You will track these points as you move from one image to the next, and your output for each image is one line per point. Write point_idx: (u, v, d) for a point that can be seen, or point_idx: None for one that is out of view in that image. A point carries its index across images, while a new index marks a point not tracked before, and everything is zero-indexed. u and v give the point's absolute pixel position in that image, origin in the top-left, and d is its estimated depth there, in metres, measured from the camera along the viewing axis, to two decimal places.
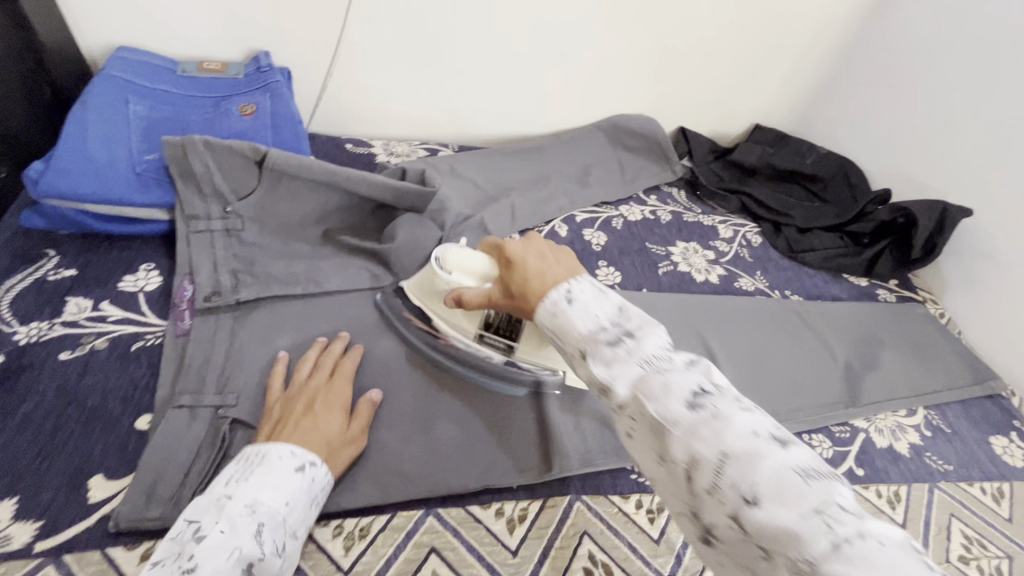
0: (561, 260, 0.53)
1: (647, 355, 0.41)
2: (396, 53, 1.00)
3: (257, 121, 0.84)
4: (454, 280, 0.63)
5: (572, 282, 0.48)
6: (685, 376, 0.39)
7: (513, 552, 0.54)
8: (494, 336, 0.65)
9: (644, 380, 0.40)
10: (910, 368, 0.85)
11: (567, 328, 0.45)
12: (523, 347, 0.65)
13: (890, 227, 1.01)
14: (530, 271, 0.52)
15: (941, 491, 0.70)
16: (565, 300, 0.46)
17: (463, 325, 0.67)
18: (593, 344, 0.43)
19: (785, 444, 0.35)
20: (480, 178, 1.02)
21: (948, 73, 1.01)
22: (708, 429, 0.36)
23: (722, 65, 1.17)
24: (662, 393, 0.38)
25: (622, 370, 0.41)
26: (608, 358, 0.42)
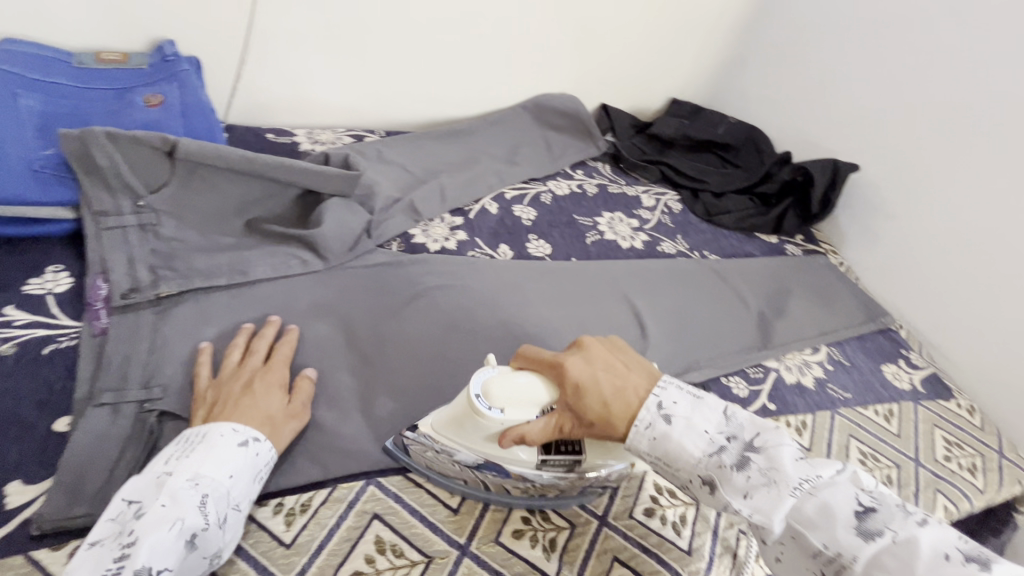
0: (629, 366, 0.55)
1: (786, 476, 0.46)
2: (313, 39, 0.98)
3: (166, 111, 0.82)
4: (509, 418, 0.52)
5: (661, 392, 0.52)
6: (841, 492, 0.45)
7: (454, 510, 0.57)
8: (557, 457, 0.55)
9: (798, 509, 0.45)
10: (814, 311, 0.94)
11: (680, 452, 0.50)
12: (591, 457, 0.55)
13: (793, 185, 1.12)
14: (608, 394, 0.52)
15: (842, 416, 0.79)
16: (664, 421, 0.51)
17: (520, 457, 0.54)
18: (720, 472, 0.48)
19: (986, 566, 0.39)
20: (408, 162, 1.02)
21: (833, 44, 1.11)
22: (893, 557, 0.41)
23: (637, 44, 1.22)
24: (825, 520, 0.44)
25: (766, 500, 0.46)
26: (744, 487, 0.47)
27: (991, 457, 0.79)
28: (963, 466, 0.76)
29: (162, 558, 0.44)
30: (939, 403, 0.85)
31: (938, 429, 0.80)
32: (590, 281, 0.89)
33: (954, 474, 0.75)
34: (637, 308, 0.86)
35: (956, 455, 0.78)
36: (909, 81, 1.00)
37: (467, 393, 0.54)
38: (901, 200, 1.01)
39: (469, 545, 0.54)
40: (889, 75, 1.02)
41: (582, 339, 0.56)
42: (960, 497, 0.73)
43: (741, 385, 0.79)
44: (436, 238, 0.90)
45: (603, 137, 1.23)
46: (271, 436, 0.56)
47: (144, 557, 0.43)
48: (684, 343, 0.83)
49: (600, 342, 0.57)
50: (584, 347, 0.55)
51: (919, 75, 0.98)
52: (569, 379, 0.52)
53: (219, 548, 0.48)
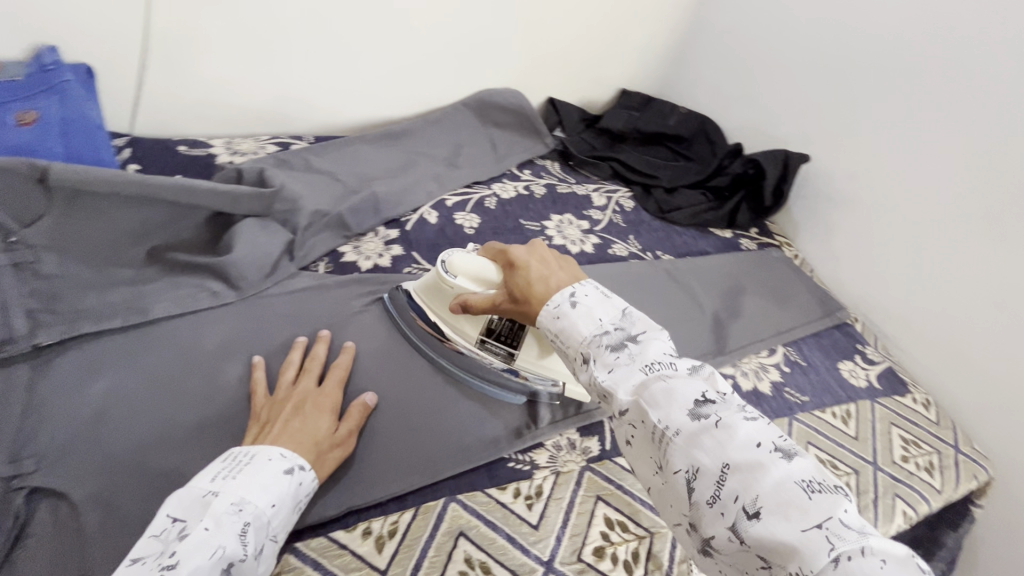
0: (563, 266, 0.58)
1: (648, 360, 0.47)
2: (221, 38, 0.88)
3: (42, 129, 0.71)
4: (458, 284, 0.66)
5: (575, 286, 0.54)
6: (690, 385, 0.44)
7: (382, 573, 0.51)
8: (495, 343, 0.68)
9: (647, 387, 0.45)
10: (769, 310, 0.91)
11: (571, 332, 0.51)
12: (523, 355, 0.67)
13: (745, 178, 1.08)
14: (534, 278, 0.57)
15: (800, 423, 0.76)
16: (569, 303, 0.52)
17: (466, 331, 0.69)
18: (595, 349, 0.49)
19: (788, 457, 0.40)
20: (338, 170, 0.94)
21: (782, 29, 1.08)
22: (713, 440, 0.41)
23: (583, 33, 1.16)
24: (665, 400, 0.44)
25: (625, 376, 0.46)
26: (610, 363, 0.47)
27: (948, 453, 0.78)
28: (921, 466, 0.75)
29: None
30: (895, 399, 0.83)
31: (896, 428, 0.79)
32: None
33: (911, 476, 0.73)
34: None
35: (914, 454, 0.76)
36: (859, 66, 0.96)
37: (437, 263, 0.68)
38: (853, 188, 0.99)
39: None
40: (838, 60, 0.99)
41: (532, 242, 0.63)
42: (919, 500, 0.71)
43: None
44: (367, 255, 0.83)
45: (551, 134, 1.17)
46: (313, 465, 0.54)
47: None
48: None
49: (551, 248, 0.62)
50: (531, 245, 0.63)
51: (869, 59, 0.95)
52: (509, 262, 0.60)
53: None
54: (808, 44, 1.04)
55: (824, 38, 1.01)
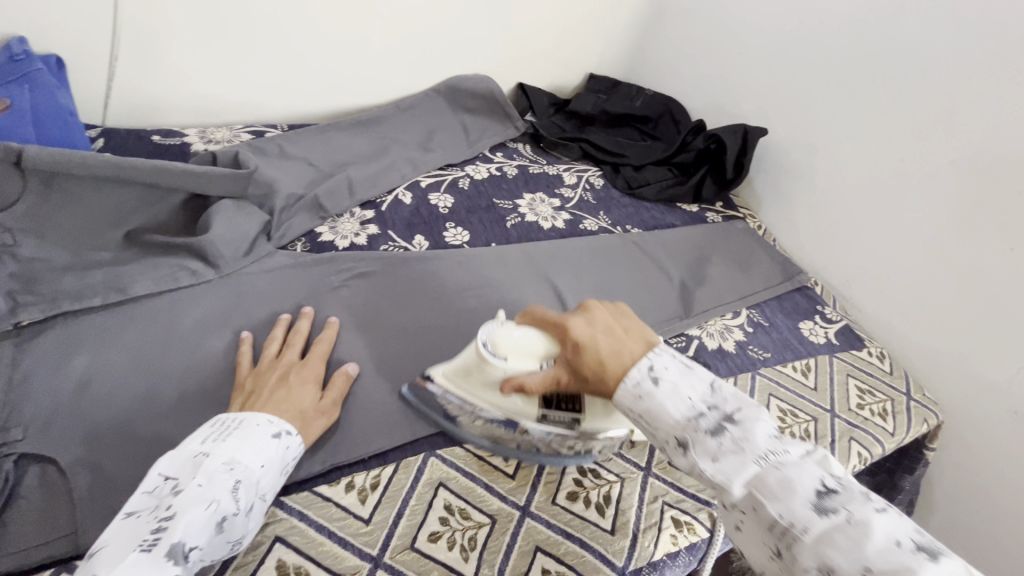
0: (629, 333, 0.56)
1: (755, 448, 0.46)
2: (190, 27, 0.89)
3: (13, 117, 0.72)
4: (510, 365, 0.56)
5: (651, 358, 0.53)
6: (807, 474, 0.43)
7: (365, 521, 0.54)
8: (558, 413, 0.58)
9: (762, 479, 0.44)
10: (733, 276, 0.95)
11: (659, 415, 0.50)
12: (590, 418, 0.58)
13: (708, 154, 1.13)
14: (603, 353, 0.53)
15: (763, 377, 0.80)
16: (651, 381, 0.51)
17: (522, 409, 0.58)
18: (694, 434, 0.48)
19: (931, 556, 0.38)
20: (313, 156, 0.96)
21: (738, 11, 1.12)
22: (844, 536, 0.40)
23: (549, 19, 1.20)
24: (785, 492, 0.42)
25: (733, 465, 0.45)
26: (713, 451, 0.46)
27: (900, 400, 0.83)
28: (875, 412, 0.80)
29: (195, 534, 0.43)
30: (852, 353, 0.88)
31: (852, 378, 0.84)
32: (509, 264, 0.87)
33: (866, 421, 0.78)
34: (559, 289, 0.85)
35: (868, 402, 0.81)
36: (811, 41, 1.01)
37: (476, 343, 0.57)
38: (810, 159, 1.04)
39: (382, 556, 0.52)
40: (791, 37, 1.04)
41: (585, 304, 0.58)
42: (873, 442, 0.76)
43: None
44: (345, 235, 0.86)
45: (522, 118, 1.20)
46: (300, 430, 0.56)
47: (182, 531, 0.42)
48: None
49: (607, 310, 0.58)
50: (588, 308, 0.57)
51: (820, 35, 0.99)
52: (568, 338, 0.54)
53: (241, 536, 0.47)
54: (764, 23, 1.08)
55: (777, 18, 1.05)
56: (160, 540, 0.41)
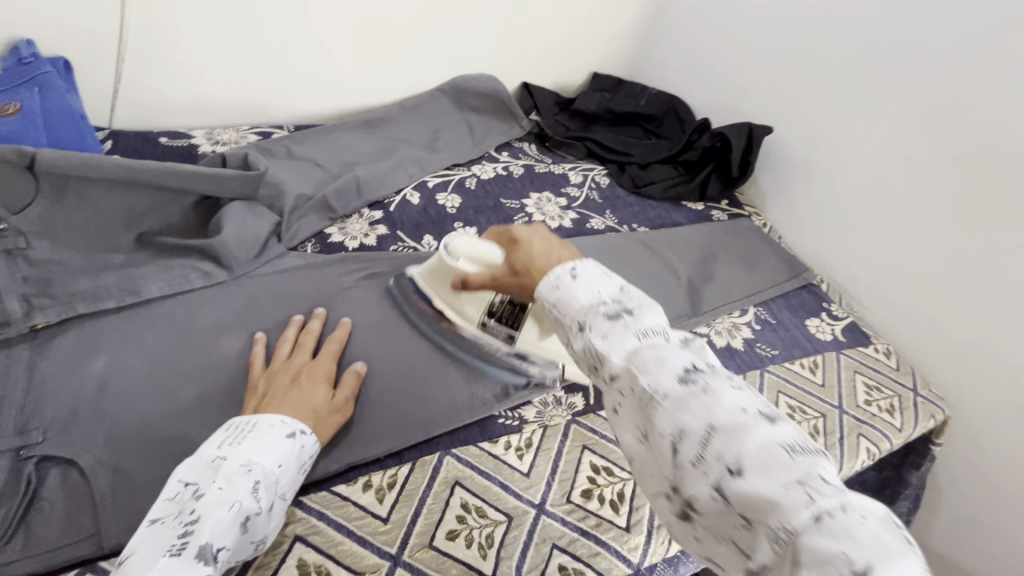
0: (567, 245, 0.52)
1: (641, 327, 0.43)
2: (196, 29, 0.89)
3: (24, 120, 0.72)
4: (460, 265, 0.66)
5: (577, 261, 0.48)
6: (681, 354, 0.41)
7: (383, 520, 0.54)
8: (497, 324, 0.69)
9: (637, 353, 0.42)
10: (739, 274, 0.96)
11: (568, 302, 0.45)
12: (523, 335, 0.68)
13: (713, 152, 1.13)
14: (534, 253, 0.51)
15: (771, 374, 0.81)
16: (570, 276, 0.46)
17: (468, 313, 0.70)
18: (592, 317, 0.44)
19: (772, 420, 0.37)
20: (320, 156, 0.96)
21: (742, 10, 1.12)
22: (698, 402, 0.38)
23: (554, 19, 1.20)
24: (654, 365, 0.40)
25: (618, 341, 0.42)
26: (605, 330, 0.43)
27: (907, 396, 0.84)
28: (882, 408, 0.80)
29: (221, 536, 0.43)
30: (859, 350, 0.89)
31: (859, 375, 0.84)
32: None
33: (874, 417, 0.79)
34: None
35: (876, 398, 0.81)
36: (815, 39, 1.01)
37: (442, 245, 0.70)
38: (815, 157, 1.04)
39: (402, 554, 0.52)
40: (795, 35, 1.04)
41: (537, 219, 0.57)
42: (881, 438, 0.76)
43: None
44: (354, 236, 0.86)
45: (527, 117, 1.20)
46: (314, 430, 0.56)
47: (208, 533, 0.42)
48: None
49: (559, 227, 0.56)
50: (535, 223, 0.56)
51: (824, 33, 1.00)
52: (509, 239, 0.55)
53: (265, 534, 0.48)
54: (769, 21, 1.08)
55: (782, 17, 1.06)
56: (188, 545, 0.42)
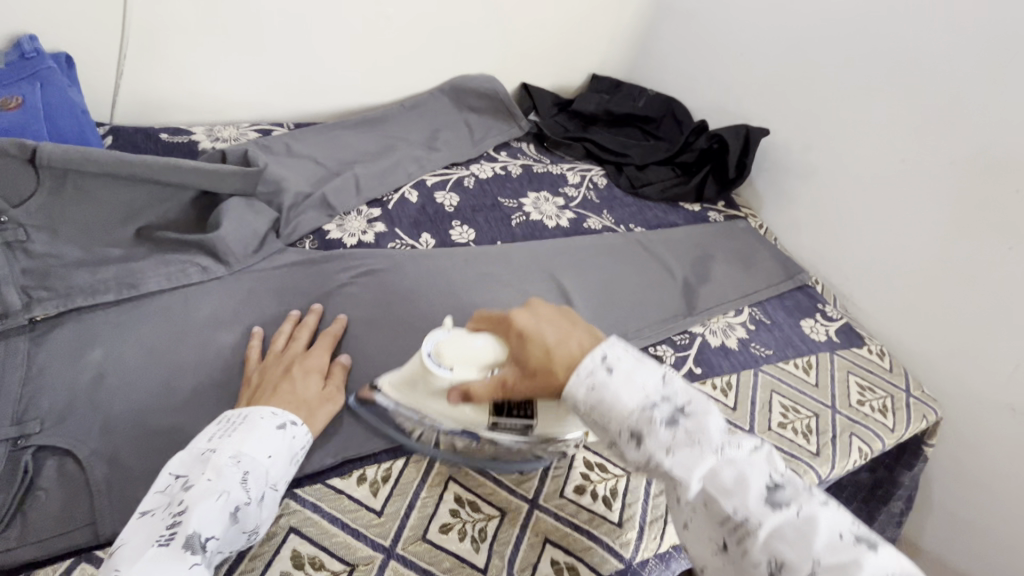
0: (575, 326, 0.55)
1: (710, 440, 0.46)
2: (198, 26, 0.90)
3: (26, 113, 0.72)
4: (455, 373, 0.54)
5: (601, 349, 0.51)
6: (760, 470, 0.45)
7: (377, 513, 0.55)
8: (509, 419, 0.56)
9: (717, 473, 0.45)
10: (735, 274, 0.96)
11: (615, 404, 0.48)
12: (541, 422, 0.56)
13: (710, 153, 1.14)
14: (551, 343, 0.52)
15: (765, 374, 0.81)
16: (604, 370, 0.50)
17: (469, 417, 0.57)
18: (647, 424, 0.47)
19: (871, 548, 0.41)
20: (320, 154, 0.97)
21: (740, 13, 1.13)
22: (795, 531, 0.42)
23: (553, 20, 1.20)
24: (739, 488, 0.44)
25: (693, 459, 0.45)
26: (668, 442, 0.46)
27: (900, 396, 0.84)
28: (875, 408, 0.81)
29: (209, 526, 0.44)
30: (853, 351, 0.90)
31: (852, 375, 0.85)
32: (515, 262, 0.88)
33: (867, 417, 0.79)
34: (563, 286, 0.86)
35: (869, 398, 0.82)
36: (812, 42, 1.02)
37: (420, 353, 0.56)
38: (811, 159, 1.05)
39: (395, 547, 0.52)
40: (793, 38, 1.05)
41: (531, 300, 0.57)
42: (873, 438, 0.77)
43: (667, 353, 0.81)
44: (352, 232, 0.86)
45: (526, 118, 1.21)
46: (306, 420, 0.56)
47: (195, 524, 0.43)
48: (611, 318, 0.83)
49: (553, 305, 0.58)
50: (529, 305, 0.57)
51: (821, 36, 1.00)
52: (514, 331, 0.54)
53: (257, 524, 0.48)
54: (766, 24, 1.09)
55: (779, 20, 1.07)
56: (176, 535, 0.43)
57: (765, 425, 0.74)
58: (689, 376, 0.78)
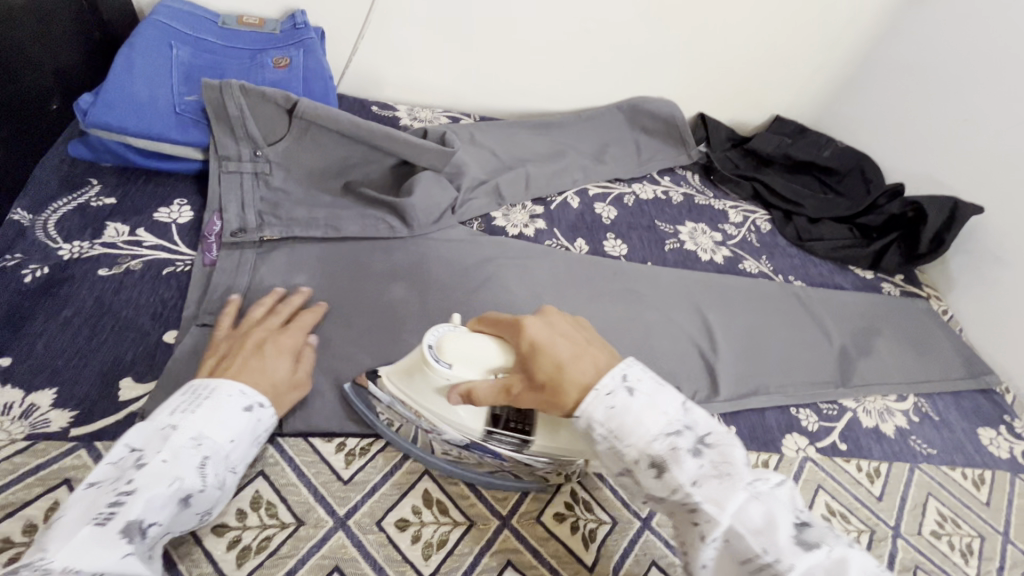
0: (589, 343, 0.52)
1: (738, 473, 0.44)
2: (423, 21, 1.02)
3: (290, 73, 0.88)
4: (456, 373, 0.51)
5: (621, 367, 0.49)
6: (785, 509, 0.43)
7: (500, 482, 0.58)
8: (504, 433, 0.54)
9: (747, 511, 0.43)
10: (904, 355, 0.87)
11: (631, 426, 0.47)
12: (541, 440, 0.54)
13: (900, 220, 1.03)
14: (564, 358, 0.49)
15: (922, 472, 0.72)
16: (626, 391, 0.48)
17: (466, 424, 0.54)
18: (671, 451, 0.46)
19: None
20: (498, 148, 1.04)
21: (971, 73, 1.00)
22: (825, 573, 0.40)
23: (748, 56, 1.16)
24: (767, 528, 0.41)
25: (722, 492, 0.44)
26: (696, 474, 0.45)
27: None
28: None
29: (157, 511, 0.43)
30: None
31: None
32: (660, 285, 0.87)
33: None
34: (708, 321, 0.83)
35: None
36: None
37: (423, 343, 0.52)
38: None
39: (510, 518, 0.55)
40: None
41: (541, 312, 0.54)
42: None
43: (810, 418, 0.75)
44: (515, 223, 0.92)
45: (696, 147, 1.18)
46: (273, 401, 0.55)
47: (141, 509, 0.42)
48: (754, 366, 0.79)
49: (561, 316, 0.54)
50: (543, 316, 0.53)
51: None
52: (523, 341, 0.50)
53: (210, 507, 0.48)
54: (1007, 89, 0.94)
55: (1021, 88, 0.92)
56: (115, 518, 0.41)
57: (914, 528, 0.66)
58: (831, 450, 0.72)
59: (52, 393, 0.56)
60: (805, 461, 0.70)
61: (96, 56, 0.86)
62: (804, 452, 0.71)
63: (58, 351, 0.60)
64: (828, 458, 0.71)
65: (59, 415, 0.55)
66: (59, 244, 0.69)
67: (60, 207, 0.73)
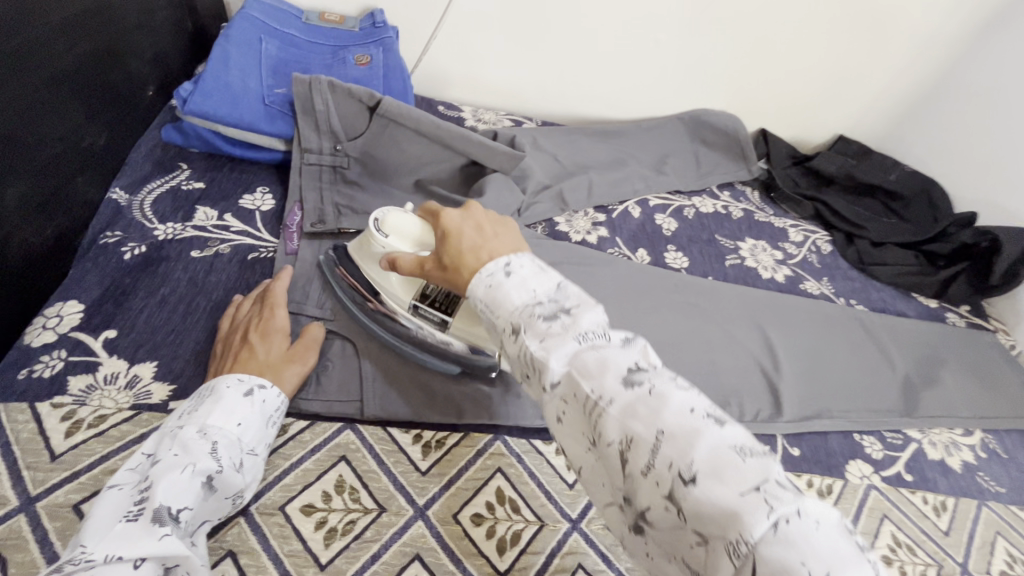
0: (499, 234, 0.52)
1: (581, 331, 0.42)
2: (495, 26, 1.04)
3: (371, 71, 0.90)
4: (389, 242, 0.62)
5: (511, 256, 0.48)
6: (622, 355, 0.40)
7: (569, 485, 0.58)
8: (429, 309, 0.62)
9: (580, 358, 0.40)
10: (971, 389, 0.85)
11: (501, 301, 0.46)
12: (456, 323, 0.60)
13: (972, 251, 0.99)
14: (465, 246, 0.51)
15: (990, 510, 0.71)
16: (502, 273, 0.47)
17: (398, 295, 0.63)
18: (527, 318, 0.43)
19: (721, 423, 0.36)
20: (560, 153, 1.05)
21: None
22: (644, 405, 0.37)
23: (816, 75, 1.14)
24: (597, 369, 0.39)
25: (556, 343, 0.41)
26: (542, 333, 0.42)
27: None
28: None
29: (181, 496, 0.44)
30: None
31: None
32: (721, 300, 0.87)
33: None
34: (770, 339, 0.83)
35: None
36: None
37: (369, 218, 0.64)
38: None
39: (580, 522, 0.56)
40: None
41: (470, 205, 0.57)
42: None
43: (875, 446, 0.74)
44: (578, 230, 0.94)
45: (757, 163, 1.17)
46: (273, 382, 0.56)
47: (161, 496, 0.43)
48: (816, 388, 0.79)
49: (490, 211, 0.56)
50: (467, 209, 0.56)
51: None
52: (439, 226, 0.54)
53: (239, 489, 0.49)
54: None
55: None
56: (144, 511, 0.43)
57: (982, 567, 0.65)
58: (896, 479, 0.71)
59: (152, 365, 0.59)
60: (870, 489, 0.69)
61: (189, 45, 0.89)
62: (868, 479, 0.70)
63: (156, 326, 0.63)
64: (894, 488, 0.70)
65: (160, 387, 0.58)
66: (155, 225, 0.72)
67: (154, 189, 0.77)
